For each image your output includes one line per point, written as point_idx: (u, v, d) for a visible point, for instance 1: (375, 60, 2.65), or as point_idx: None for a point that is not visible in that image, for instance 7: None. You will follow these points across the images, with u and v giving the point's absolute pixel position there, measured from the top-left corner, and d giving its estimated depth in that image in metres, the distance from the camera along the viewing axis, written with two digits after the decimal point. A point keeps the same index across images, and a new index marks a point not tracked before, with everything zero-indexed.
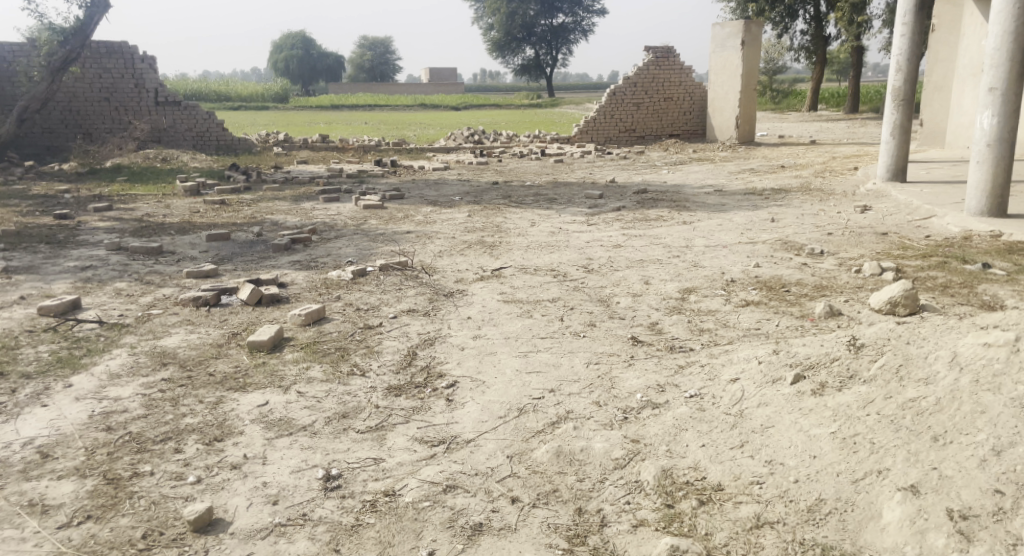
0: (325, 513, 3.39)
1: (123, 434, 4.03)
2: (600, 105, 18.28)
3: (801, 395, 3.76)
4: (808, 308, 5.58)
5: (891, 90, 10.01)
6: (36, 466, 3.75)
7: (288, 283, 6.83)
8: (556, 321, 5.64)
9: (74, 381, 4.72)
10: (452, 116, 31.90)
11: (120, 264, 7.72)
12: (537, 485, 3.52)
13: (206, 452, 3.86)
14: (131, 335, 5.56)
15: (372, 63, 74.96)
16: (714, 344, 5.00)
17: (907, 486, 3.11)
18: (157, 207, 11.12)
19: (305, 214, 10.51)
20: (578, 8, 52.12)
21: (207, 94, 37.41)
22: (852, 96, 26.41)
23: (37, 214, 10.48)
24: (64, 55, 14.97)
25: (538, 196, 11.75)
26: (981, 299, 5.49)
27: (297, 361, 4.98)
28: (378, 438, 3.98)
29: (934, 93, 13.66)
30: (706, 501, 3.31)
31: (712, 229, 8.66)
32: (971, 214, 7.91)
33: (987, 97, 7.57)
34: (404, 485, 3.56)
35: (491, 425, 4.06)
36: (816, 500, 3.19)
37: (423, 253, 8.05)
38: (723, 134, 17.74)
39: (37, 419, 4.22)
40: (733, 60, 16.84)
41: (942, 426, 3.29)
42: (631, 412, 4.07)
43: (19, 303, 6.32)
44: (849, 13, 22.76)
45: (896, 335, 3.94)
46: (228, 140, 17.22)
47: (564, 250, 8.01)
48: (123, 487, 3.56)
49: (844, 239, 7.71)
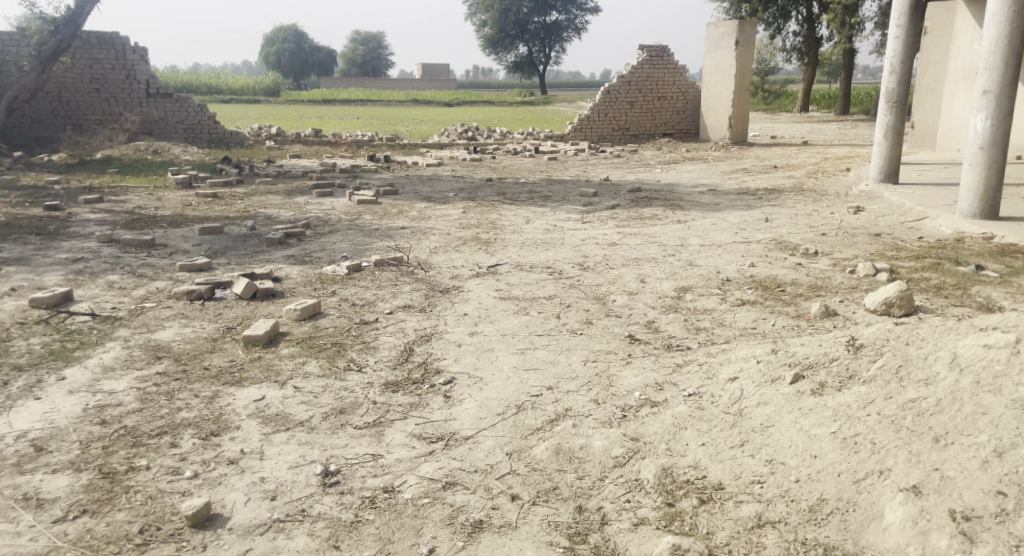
0: (325, 509, 3.37)
1: (118, 428, 4.00)
2: (594, 104, 18.26)
3: (801, 395, 3.76)
4: (803, 308, 5.59)
5: (885, 92, 10.03)
6: (30, 459, 3.71)
7: (283, 278, 6.80)
8: (552, 318, 5.64)
9: (67, 374, 4.69)
10: (446, 112, 31.70)
11: (112, 257, 7.67)
12: (537, 482, 3.52)
13: (203, 446, 3.83)
14: (125, 328, 5.52)
15: (365, 59, 74.91)
16: (711, 343, 5.00)
17: (909, 487, 3.12)
18: (148, 200, 11.06)
19: (299, 209, 10.47)
20: (571, 6, 52.11)
21: (198, 87, 37.09)
22: (844, 97, 26.50)
23: (27, 205, 10.40)
24: (54, 45, 14.82)
25: (532, 193, 11.76)
26: (976, 301, 5.51)
27: (293, 356, 4.96)
28: (376, 434, 3.97)
29: (926, 96, 13.71)
30: (706, 500, 3.32)
31: (707, 228, 8.67)
32: (963, 216, 7.93)
33: (981, 100, 7.60)
34: (403, 482, 3.55)
35: (490, 422, 4.04)
36: (818, 500, 3.20)
37: (418, 249, 8.03)
38: (716, 133, 17.77)
39: (30, 412, 4.18)
40: (726, 60, 16.84)
41: (943, 427, 3.31)
42: (630, 410, 4.07)
43: (10, 295, 6.27)
44: (842, 15, 22.77)
45: (895, 335, 3.95)
46: (219, 133, 17.12)
47: (559, 247, 8.01)
48: (119, 482, 3.53)
49: (838, 240, 7.73)
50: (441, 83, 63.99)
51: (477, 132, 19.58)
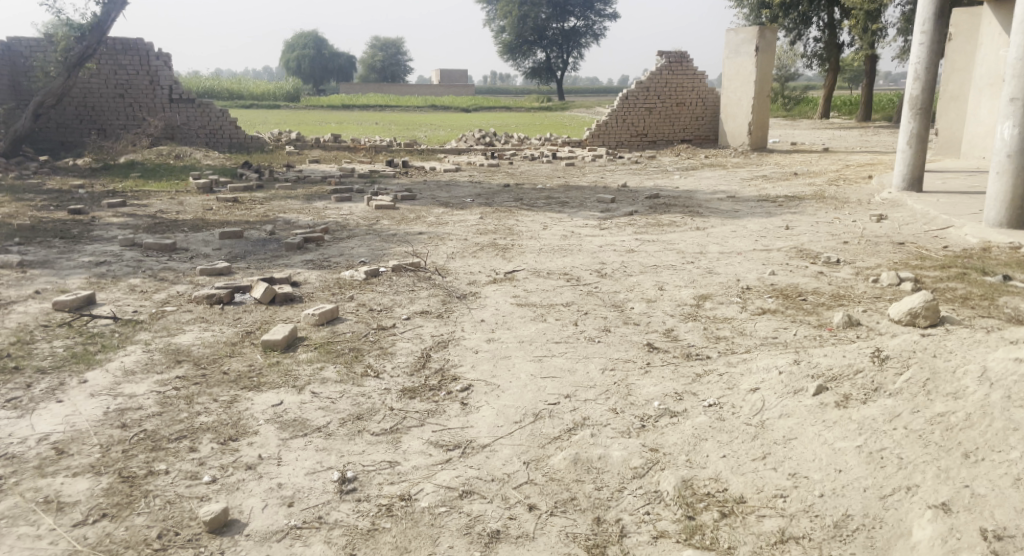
0: (341, 516, 3.35)
1: (138, 432, 4.00)
2: (612, 110, 18.25)
3: (824, 407, 3.70)
4: (825, 318, 5.52)
5: (908, 98, 9.92)
6: (52, 462, 3.72)
7: (302, 283, 6.81)
8: (570, 325, 5.61)
9: (89, 378, 4.70)
10: (465, 117, 31.79)
11: (134, 260, 7.72)
12: (555, 493, 3.48)
13: (221, 451, 3.83)
14: (145, 331, 5.55)
15: (384, 64, 75.58)
16: (732, 353, 4.95)
17: (937, 504, 3.06)
18: (169, 204, 11.14)
19: (318, 213, 10.51)
20: (589, 11, 51.92)
21: (219, 91, 37.36)
22: (866, 104, 26.27)
23: (51, 208, 10.51)
24: (81, 51, 15.01)
25: (550, 199, 11.71)
26: (1003, 313, 5.41)
27: (311, 361, 4.96)
28: (393, 441, 3.95)
29: (950, 102, 13.56)
30: (728, 514, 3.26)
31: (727, 236, 8.59)
32: (990, 225, 7.81)
33: (1008, 107, 7.49)
34: (420, 490, 3.52)
35: (507, 430, 4.01)
36: (842, 515, 3.14)
37: (436, 255, 8.02)
38: (735, 140, 17.67)
39: (52, 415, 4.19)
40: (747, 66, 16.75)
41: (974, 443, 3.24)
42: (649, 420, 4.02)
43: (34, 298, 6.32)
44: (864, 21, 22.58)
45: (921, 348, 3.88)
46: (240, 138, 17.26)
47: (577, 254, 7.97)
48: (138, 486, 3.53)
49: (860, 248, 7.63)
50: (458, 88, 64.23)
51: (495, 137, 19.62)
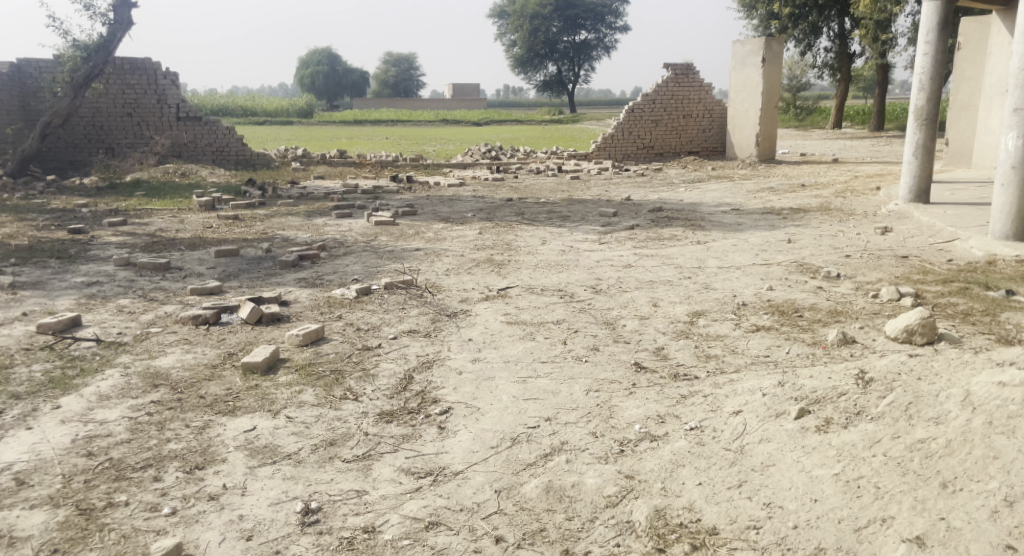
0: (300, 550, 3.25)
1: (103, 461, 3.91)
2: (618, 122, 18.13)
3: (804, 431, 3.57)
4: (820, 335, 5.36)
5: (914, 109, 9.74)
6: (10, 494, 3.63)
7: (291, 301, 6.73)
8: (558, 344, 5.47)
9: (62, 403, 4.62)
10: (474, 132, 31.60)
11: (126, 280, 7.67)
12: (523, 524, 3.35)
13: (186, 481, 3.73)
14: (127, 354, 5.47)
15: (396, 80, 75.95)
16: (720, 373, 4.79)
17: (912, 538, 2.94)
18: (170, 222, 11.11)
19: (316, 230, 10.44)
20: (601, 24, 51.87)
21: (233, 109, 37.48)
22: (878, 114, 26.01)
23: (52, 228, 10.48)
24: (86, 71, 15.00)
25: (552, 213, 11.61)
26: (1004, 330, 5.23)
27: (290, 385, 4.84)
28: (364, 468, 3.83)
29: (960, 112, 13.32)
30: (699, 546, 3.12)
31: (727, 250, 8.43)
32: (995, 238, 7.62)
33: (1012, 118, 7.33)
34: (385, 521, 3.40)
35: (481, 456, 3.89)
36: (815, 549, 3.00)
37: (430, 271, 7.92)
38: (743, 152, 17.47)
39: (20, 443, 4.11)
40: (753, 77, 16.63)
41: (952, 472, 3.12)
42: (628, 445, 3.88)
43: (19, 320, 6.26)
44: (874, 30, 22.37)
45: (907, 370, 3.77)
46: (247, 155, 17.16)
47: (573, 269, 7.85)
48: (95, 519, 3.43)
49: (862, 262, 7.46)
50: (469, 101, 64.35)
51: (501, 150, 19.55)
